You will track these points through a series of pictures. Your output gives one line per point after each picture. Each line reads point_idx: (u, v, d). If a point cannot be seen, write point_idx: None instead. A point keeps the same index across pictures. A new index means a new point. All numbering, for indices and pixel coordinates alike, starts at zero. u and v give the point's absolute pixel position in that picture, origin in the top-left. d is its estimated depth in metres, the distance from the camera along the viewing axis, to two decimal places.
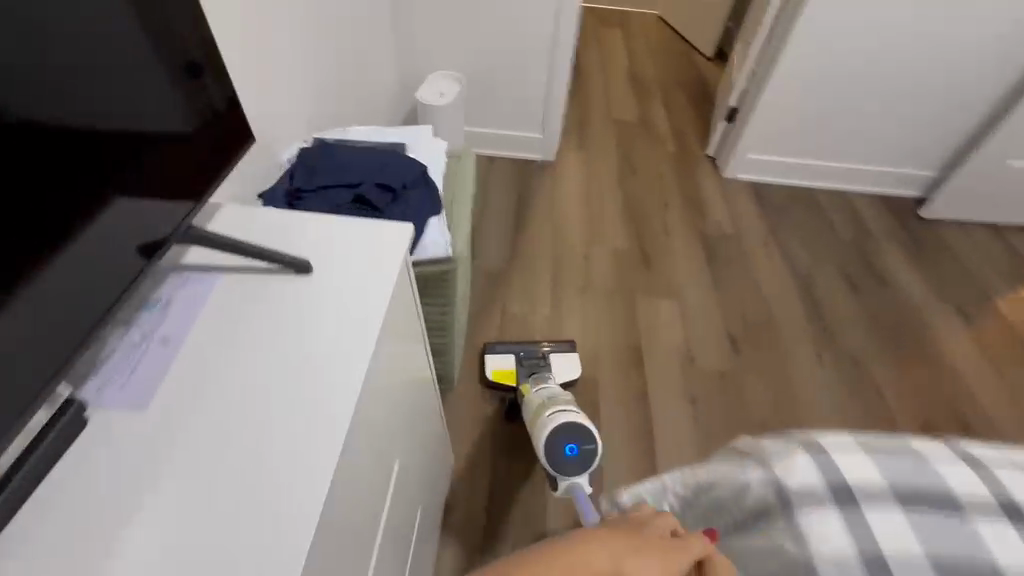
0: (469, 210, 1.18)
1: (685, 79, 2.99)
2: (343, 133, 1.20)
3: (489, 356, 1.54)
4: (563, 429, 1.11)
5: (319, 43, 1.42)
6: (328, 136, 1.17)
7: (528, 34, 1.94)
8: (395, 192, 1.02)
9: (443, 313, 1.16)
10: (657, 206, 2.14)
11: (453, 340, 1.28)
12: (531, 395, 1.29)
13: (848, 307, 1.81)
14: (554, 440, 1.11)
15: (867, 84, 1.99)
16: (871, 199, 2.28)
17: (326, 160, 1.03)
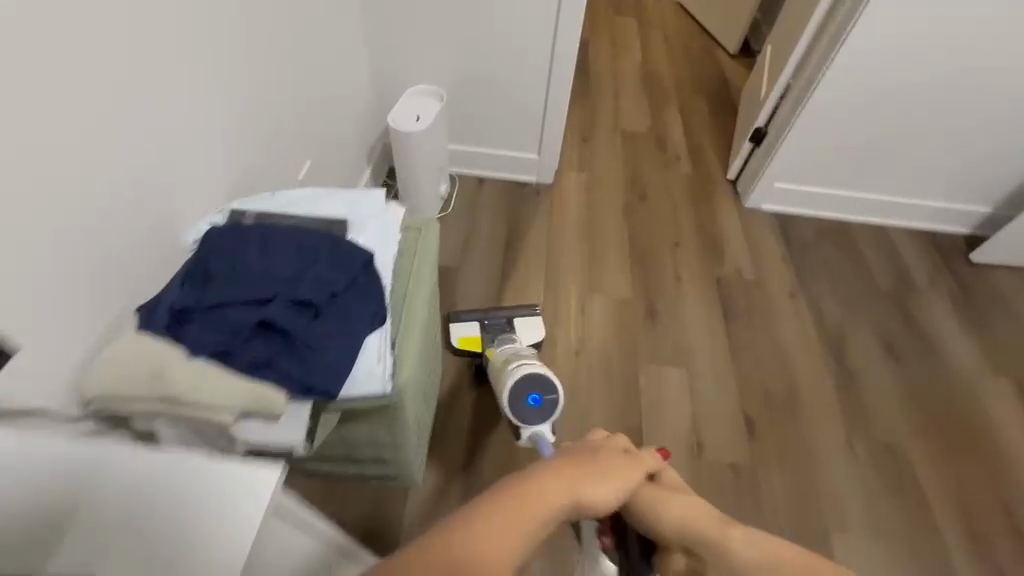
0: (426, 306, 0.92)
1: (705, 81, 2.67)
2: (272, 202, 0.95)
3: (454, 324, 1.52)
4: (525, 379, 1.16)
5: (264, 72, 1.17)
6: (251, 209, 0.93)
7: (526, 42, 1.66)
8: (319, 308, 0.76)
9: (393, 434, 0.94)
10: (668, 242, 1.88)
11: (410, 453, 1.04)
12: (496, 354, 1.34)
13: (885, 377, 1.56)
14: (517, 391, 1.14)
15: (922, 106, 1.70)
16: (914, 235, 2.00)
17: (230, 262, 0.78)
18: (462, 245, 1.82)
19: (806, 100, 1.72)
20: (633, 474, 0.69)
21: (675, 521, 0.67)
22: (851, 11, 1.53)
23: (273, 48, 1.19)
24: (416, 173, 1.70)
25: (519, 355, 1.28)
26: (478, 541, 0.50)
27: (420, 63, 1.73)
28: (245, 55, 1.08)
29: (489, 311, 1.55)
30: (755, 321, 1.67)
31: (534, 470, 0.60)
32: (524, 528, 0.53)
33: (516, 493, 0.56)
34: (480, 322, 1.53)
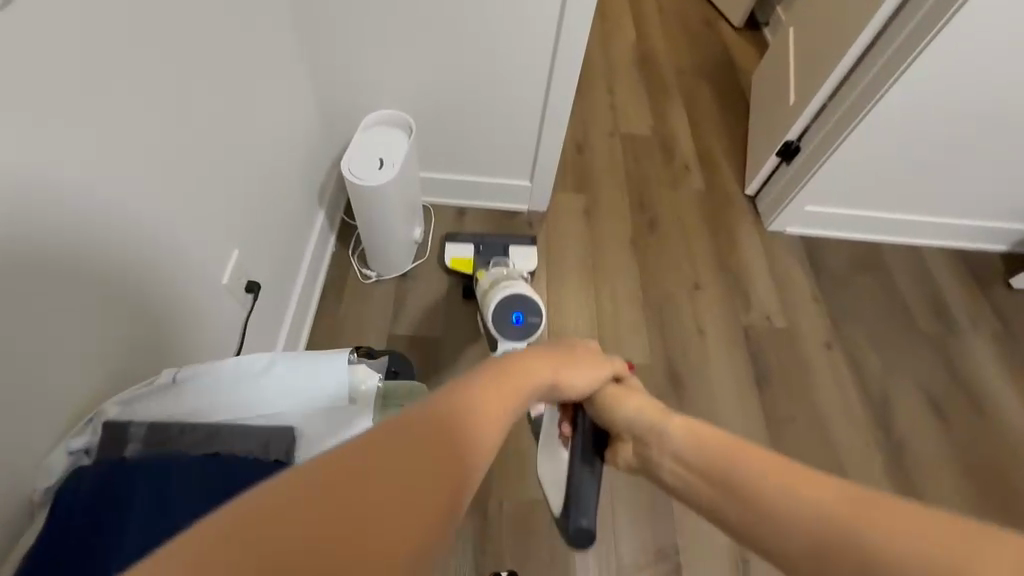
0: None
1: (709, 63, 2.31)
2: (177, 397, 0.63)
3: (449, 245, 1.52)
4: (511, 298, 1.21)
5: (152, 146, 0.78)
6: (148, 412, 0.62)
7: (517, 50, 1.29)
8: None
9: None
10: (685, 284, 1.61)
11: None
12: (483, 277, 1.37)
13: (932, 447, 1.40)
14: (500, 308, 1.20)
15: (985, 121, 1.44)
16: (950, 258, 1.79)
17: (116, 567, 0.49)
18: (446, 302, 1.50)
19: (863, 117, 1.43)
20: (599, 370, 0.70)
21: (629, 415, 0.70)
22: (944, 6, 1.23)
23: (169, 106, 0.81)
24: (385, 226, 1.35)
25: (508, 274, 1.34)
26: (470, 403, 0.44)
27: (379, 77, 1.34)
28: (111, 133, 0.70)
29: (483, 236, 1.54)
30: (792, 383, 1.46)
31: (513, 353, 0.58)
32: (504, 400, 0.48)
33: (494, 370, 0.51)
34: (476, 246, 1.51)
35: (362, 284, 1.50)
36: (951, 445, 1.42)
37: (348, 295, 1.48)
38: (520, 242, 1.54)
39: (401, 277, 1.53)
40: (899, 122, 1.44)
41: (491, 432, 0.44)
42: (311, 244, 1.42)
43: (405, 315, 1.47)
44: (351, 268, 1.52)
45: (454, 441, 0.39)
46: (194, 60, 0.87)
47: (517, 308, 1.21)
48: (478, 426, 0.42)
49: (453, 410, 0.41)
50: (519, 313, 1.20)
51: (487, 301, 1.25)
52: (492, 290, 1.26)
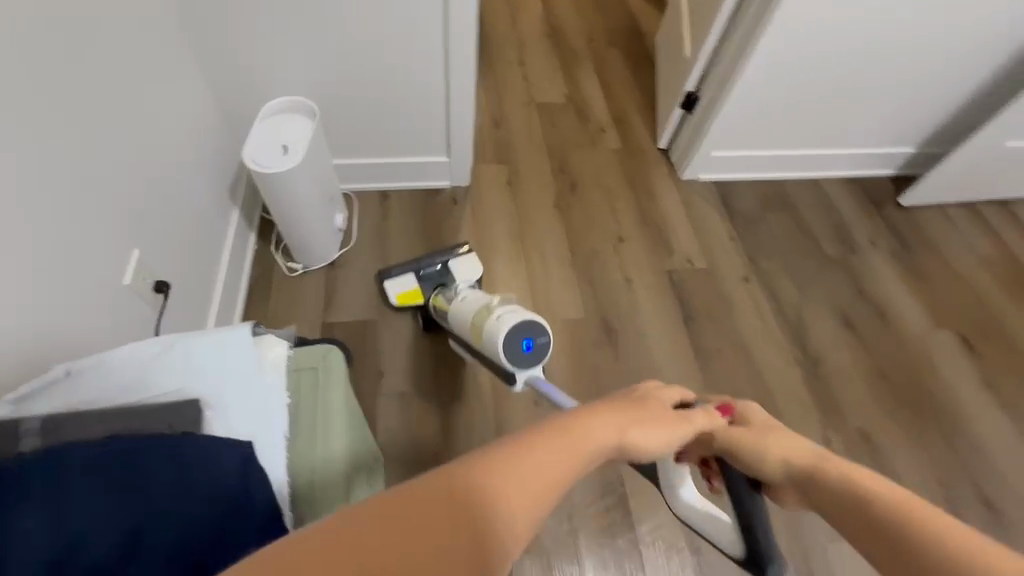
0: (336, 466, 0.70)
1: (616, 28, 2.38)
2: (88, 384, 0.62)
3: (388, 282, 1.40)
4: (512, 327, 1.00)
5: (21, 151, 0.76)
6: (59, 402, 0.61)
7: (409, 21, 1.28)
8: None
9: None
10: (610, 240, 1.67)
11: None
12: (457, 307, 1.19)
13: (845, 357, 1.53)
14: (509, 342, 0.99)
15: (858, 51, 1.55)
16: (848, 186, 1.93)
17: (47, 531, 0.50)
18: (378, 284, 1.50)
19: (748, 60, 1.51)
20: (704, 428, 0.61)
21: (776, 461, 0.58)
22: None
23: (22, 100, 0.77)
24: (301, 213, 1.33)
25: (495, 298, 1.13)
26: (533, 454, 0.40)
27: (274, 67, 1.33)
28: None
29: (420, 258, 1.41)
30: (714, 317, 1.56)
31: (570, 410, 0.48)
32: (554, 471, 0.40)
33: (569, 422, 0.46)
34: (415, 274, 1.40)
35: (290, 277, 1.48)
36: (863, 353, 1.55)
37: (276, 291, 1.46)
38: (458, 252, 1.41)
39: (330, 266, 1.52)
40: (780, 64, 1.54)
41: (556, 482, 0.40)
42: (229, 242, 1.39)
43: (337, 303, 1.46)
44: (277, 264, 1.50)
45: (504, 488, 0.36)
46: (53, 49, 0.83)
47: (523, 334, 1.00)
48: (537, 480, 0.38)
49: (505, 469, 0.37)
50: (529, 338, 1.00)
51: (489, 341, 1.03)
52: (484, 320, 1.06)
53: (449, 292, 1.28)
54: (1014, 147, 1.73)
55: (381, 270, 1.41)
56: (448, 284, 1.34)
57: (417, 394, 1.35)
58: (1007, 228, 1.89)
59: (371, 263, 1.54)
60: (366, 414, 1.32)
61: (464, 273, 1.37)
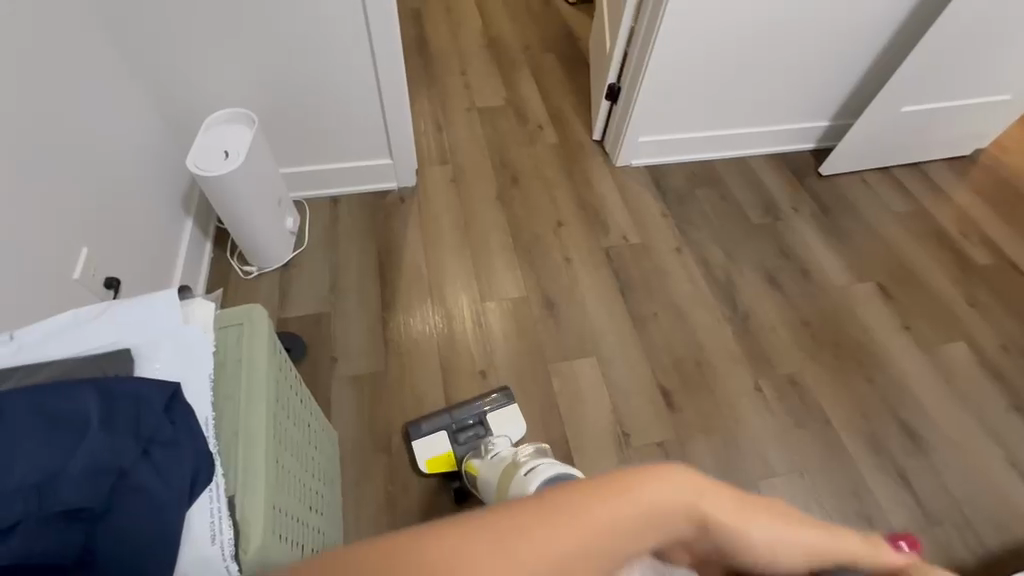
0: (259, 396, 0.78)
1: (550, 35, 2.56)
2: (33, 345, 0.71)
3: (419, 442, 1.28)
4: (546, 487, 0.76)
5: None
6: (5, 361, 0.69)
7: (337, 33, 1.40)
8: (165, 503, 0.62)
9: (299, 515, 0.87)
10: (549, 225, 1.79)
11: (310, 521, 0.92)
12: (489, 469, 1.04)
13: (771, 312, 1.65)
14: None
15: (757, 38, 1.70)
16: (770, 161, 2.08)
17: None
18: (330, 280, 1.60)
19: (654, 47, 1.65)
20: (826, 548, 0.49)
21: None
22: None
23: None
24: (249, 215, 1.42)
25: (525, 453, 0.98)
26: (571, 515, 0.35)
27: (216, 84, 1.44)
28: None
29: (451, 412, 1.31)
30: (650, 286, 1.67)
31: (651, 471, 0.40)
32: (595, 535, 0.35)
33: (633, 475, 0.39)
34: (448, 431, 1.28)
35: (244, 280, 1.57)
36: (788, 307, 1.67)
37: (232, 293, 1.54)
38: (497, 404, 1.33)
39: (284, 267, 1.61)
40: (685, 54, 1.70)
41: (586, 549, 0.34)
42: (182, 249, 1.48)
43: (292, 301, 1.55)
44: (232, 269, 1.59)
45: (517, 550, 0.33)
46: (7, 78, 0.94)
47: None
48: (561, 549, 0.34)
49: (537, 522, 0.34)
50: None
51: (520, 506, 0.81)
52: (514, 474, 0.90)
53: (482, 450, 1.17)
54: (911, 113, 1.89)
55: (410, 425, 1.31)
56: (483, 444, 1.21)
57: (370, 377, 1.44)
58: (918, 187, 2.05)
59: (325, 262, 1.64)
60: (322, 398, 1.40)
61: (502, 429, 1.28)
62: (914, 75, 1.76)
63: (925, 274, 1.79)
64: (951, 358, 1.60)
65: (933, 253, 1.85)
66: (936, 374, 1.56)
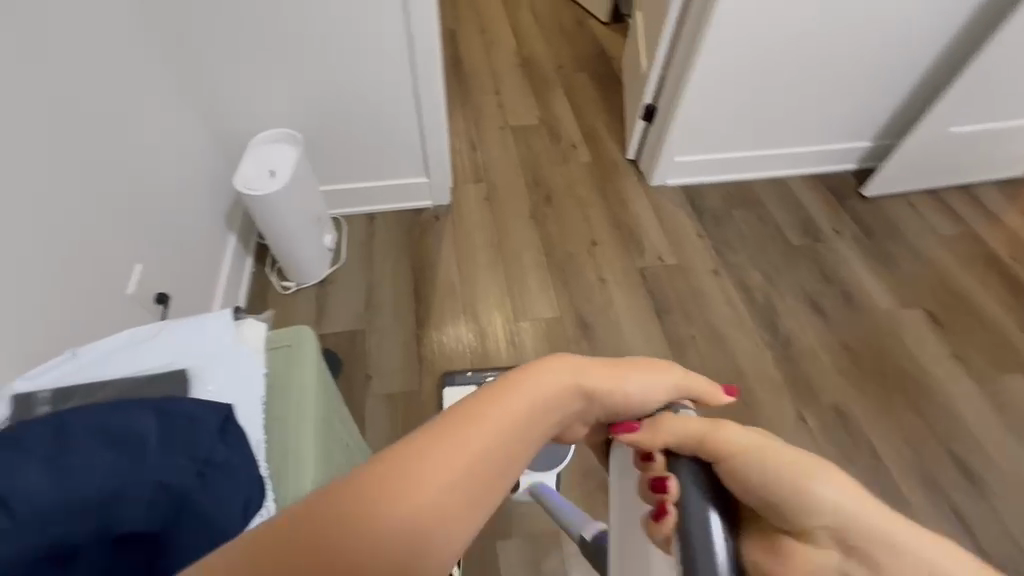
0: (310, 418, 0.77)
1: (583, 54, 2.57)
2: (96, 361, 0.73)
3: (450, 389, 1.38)
4: None
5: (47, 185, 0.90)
6: (70, 377, 0.71)
7: (380, 55, 1.43)
8: (217, 528, 0.61)
9: None
10: (583, 244, 1.78)
11: None
12: None
13: (812, 337, 1.60)
14: None
15: (797, 58, 1.68)
16: (809, 181, 2.04)
17: (64, 460, 0.60)
18: (366, 297, 1.61)
19: (693, 67, 1.64)
20: (652, 383, 0.45)
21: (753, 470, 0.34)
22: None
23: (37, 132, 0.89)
24: (290, 232, 1.45)
25: None
26: (457, 431, 0.33)
27: (263, 105, 1.48)
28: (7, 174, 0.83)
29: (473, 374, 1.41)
30: (687, 308, 1.64)
31: (521, 368, 0.39)
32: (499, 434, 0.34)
33: (512, 376, 0.37)
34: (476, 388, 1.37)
35: (283, 295, 1.60)
36: (831, 333, 1.61)
37: (271, 308, 1.57)
38: None
39: (321, 283, 1.63)
40: (724, 75, 1.68)
41: (498, 454, 0.33)
42: (225, 263, 1.52)
43: (329, 316, 1.57)
44: (271, 284, 1.62)
45: (424, 471, 0.31)
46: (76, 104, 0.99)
47: None
48: (473, 457, 0.32)
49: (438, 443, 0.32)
50: None
51: None
52: None
53: None
54: (961, 134, 1.83)
55: (445, 377, 1.41)
56: None
57: (404, 395, 1.44)
58: (968, 210, 1.97)
59: (361, 278, 1.66)
60: (357, 415, 1.40)
61: None
62: (964, 95, 1.71)
63: (977, 301, 1.71)
64: (1009, 390, 1.52)
65: (985, 279, 1.77)
66: (991, 407, 1.49)
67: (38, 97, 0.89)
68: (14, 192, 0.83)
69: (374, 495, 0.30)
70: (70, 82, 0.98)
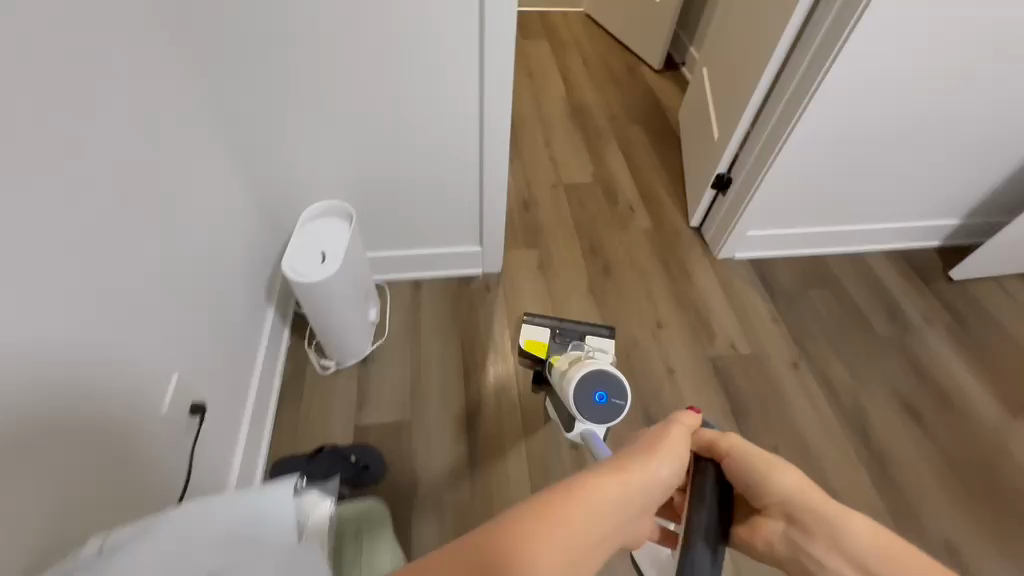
0: None
1: (637, 103, 2.46)
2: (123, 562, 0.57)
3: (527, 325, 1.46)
4: (596, 376, 1.12)
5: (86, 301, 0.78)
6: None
7: (447, 121, 1.32)
8: None
9: None
10: (649, 325, 1.62)
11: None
12: (561, 361, 1.26)
13: (911, 449, 1.42)
14: (582, 388, 1.11)
15: (891, 136, 1.55)
16: (891, 259, 1.87)
17: None
18: (412, 379, 1.47)
19: (784, 143, 1.52)
20: (672, 452, 0.61)
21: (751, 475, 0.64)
22: (838, 32, 1.30)
23: (79, 236, 0.76)
24: (339, 312, 1.32)
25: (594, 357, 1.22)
26: (573, 502, 0.45)
27: (316, 173, 1.37)
28: (48, 297, 0.71)
29: (562, 321, 1.47)
30: (767, 406, 1.47)
31: (597, 466, 0.52)
32: (597, 507, 0.46)
33: (596, 476, 0.50)
34: (552, 330, 1.44)
35: (321, 375, 1.45)
36: (932, 444, 1.44)
37: (307, 389, 1.43)
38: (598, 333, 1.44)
39: (363, 361, 1.49)
40: (812, 150, 1.55)
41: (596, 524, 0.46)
42: (263, 340, 1.38)
43: (371, 402, 1.42)
44: (309, 361, 1.47)
45: (557, 530, 0.42)
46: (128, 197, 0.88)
47: (600, 386, 1.11)
48: (582, 525, 0.44)
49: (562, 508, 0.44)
50: (604, 392, 1.11)
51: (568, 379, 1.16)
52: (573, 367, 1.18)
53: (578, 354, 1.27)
54: None
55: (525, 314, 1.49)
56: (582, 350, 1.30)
57: (452, 501, 1.30)
58: None
59: (408, 356, 1.52)
60: (402, 527, 1.25)
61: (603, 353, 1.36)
62: None
63: None
64: None
65: None
66: None
67: (82, 191, 0.78)
68: (44, 313, 0.70)
69: (527, 540, 0.40)
70: (120, 166, 0.86)
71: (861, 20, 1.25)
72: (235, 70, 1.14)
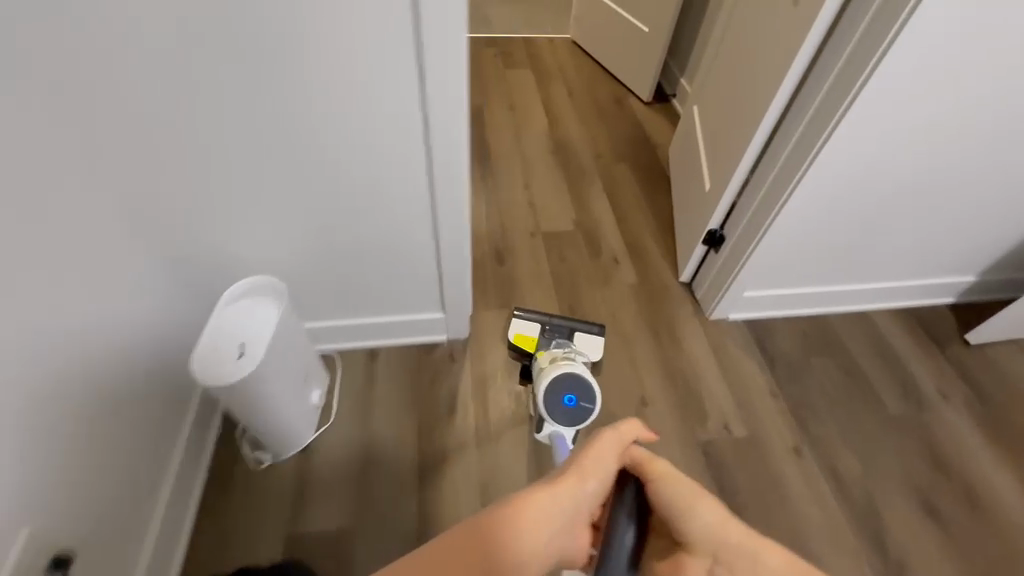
0: None
1: (624, 138, 2.29)
2: None
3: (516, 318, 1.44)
4: (568, 379, 1.04)
5: None
6: None
7: (395, 188, 1.15)
8: None
9: None
10: (632, 401, 1.45)
11: None
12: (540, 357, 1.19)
13: (930, 559, 1.24)
14: (551, 390, 1.05)
15: (904, 194, 1.38)
16: (901, 320, 1.69)
17: None
18: (359, 473, 1.29)
19: (783, 204, 1.35)
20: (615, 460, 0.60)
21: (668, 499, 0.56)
22: (844, 89, 1.15)
23: None
24: (271, 405, 1.15)
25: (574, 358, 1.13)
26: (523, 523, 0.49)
27: (247, 243, 1.19)
28: None
29: (552, 318, 1.43)
30: (766, 505, 1.29)
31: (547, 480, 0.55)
32: (546, 520, 0.51)
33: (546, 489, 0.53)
34: (542, 325, 1.40)
35: (257, 471, 1.27)
36: (954, 552, 1.26)
37: (236, 491, 1.24)
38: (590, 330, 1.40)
39: (304, 452, 1.31)
40: (815, 210, 1.38)
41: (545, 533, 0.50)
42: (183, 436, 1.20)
43: (310, 504, 1.24)
44: (242, 455, 1.29)
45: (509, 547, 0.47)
46: None
47: (571, 390, 1.04)
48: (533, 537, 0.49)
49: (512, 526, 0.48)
50: (574, 396, 1.04)
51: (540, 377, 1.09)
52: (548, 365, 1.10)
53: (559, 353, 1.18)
54: None
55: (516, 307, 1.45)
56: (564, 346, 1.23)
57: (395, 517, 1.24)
58: None
59: (358, 444, 1.34)
60: None
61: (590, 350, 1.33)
62: None
63: None
64: None
65: None
66: None
67: None
68: None
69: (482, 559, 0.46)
70: None
71: (876, 70, 1.09)
72: (136, 139, 0.96)
